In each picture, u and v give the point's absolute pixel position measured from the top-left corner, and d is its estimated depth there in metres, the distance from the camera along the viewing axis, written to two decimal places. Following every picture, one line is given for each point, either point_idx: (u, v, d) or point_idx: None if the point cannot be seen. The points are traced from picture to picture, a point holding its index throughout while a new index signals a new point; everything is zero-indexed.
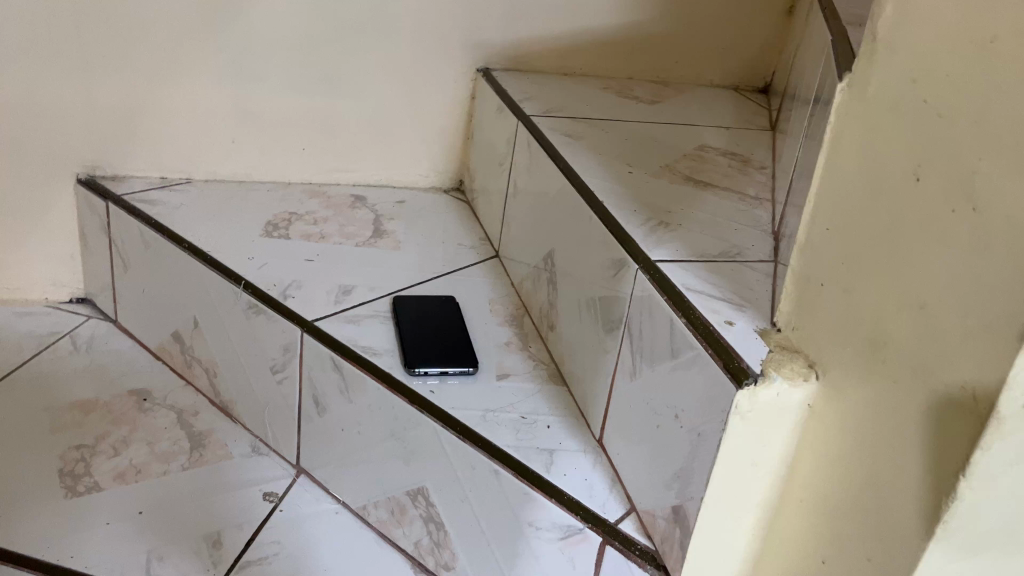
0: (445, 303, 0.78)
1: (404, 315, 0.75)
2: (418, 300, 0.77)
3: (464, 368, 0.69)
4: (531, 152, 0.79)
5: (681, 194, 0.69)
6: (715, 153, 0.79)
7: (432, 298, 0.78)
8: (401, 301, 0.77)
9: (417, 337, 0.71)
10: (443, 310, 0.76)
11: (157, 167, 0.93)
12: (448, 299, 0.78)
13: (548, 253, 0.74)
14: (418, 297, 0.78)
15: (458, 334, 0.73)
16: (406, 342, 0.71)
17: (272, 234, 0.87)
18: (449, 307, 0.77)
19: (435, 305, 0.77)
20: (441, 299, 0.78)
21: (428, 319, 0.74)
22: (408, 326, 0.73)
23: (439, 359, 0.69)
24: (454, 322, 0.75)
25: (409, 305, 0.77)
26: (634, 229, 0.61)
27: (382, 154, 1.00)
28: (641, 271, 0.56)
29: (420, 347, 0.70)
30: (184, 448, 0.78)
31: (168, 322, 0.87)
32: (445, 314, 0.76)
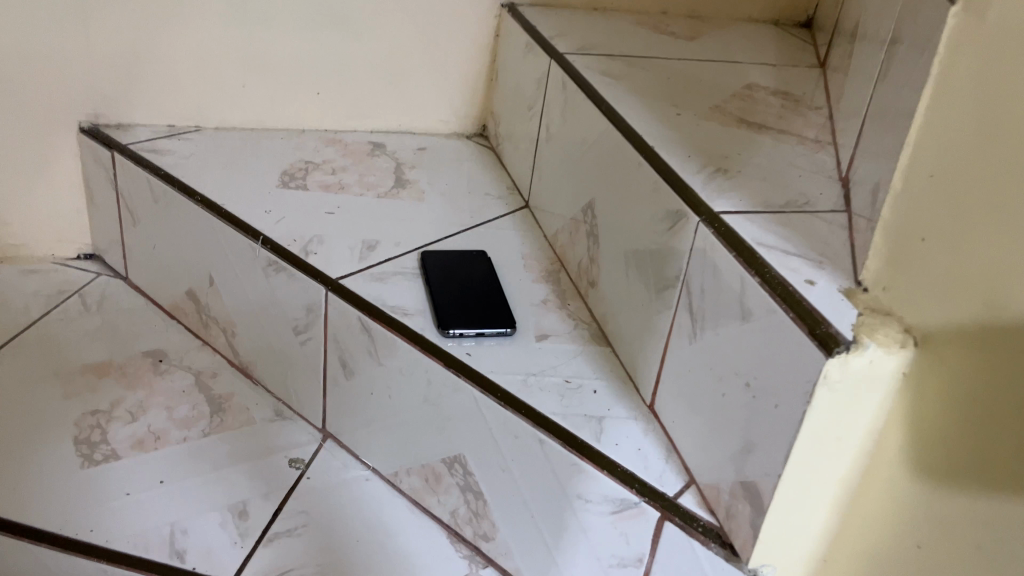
0: (476, 259, 0.73)
1: (434, 272, 0.70)
2: (447, 257, 0.72)
3: (502, 328, 0.64)
4: (566, 94, 0.73)
5: (736, 138, 0.63)
6: (765, 93, 0.73)
7: (461, 253, 0.73)
8: (429, 257, 0.72)
9: (449, 296, 0.67)
10: (474, 267, 0.71)
11: (164, 114, 0.87)
12: (479, 254, 0.73)
13: (587, 204, 0.69)
14: (447, 253, 0.73)
15: (492, 292, 0.68)
16: (437, 302, 0.66)
17: (288, 185, 0.81)
18: (481, 262, 0.72)
19: (467, 261, 0.72)
20: (471, 254, 0.73)
21: (460, 277, 0.70)
22: (438, 284, 0.68)
23: (474, 320, 0.64)
24: (487, 280, 0.70)
25: (438, 262, 0.71)
26: (690, 176, 0.56)
27: (400, 98, 0.94)
28: (704, 224, 0.51)
29: (454, 307, 0.65)
30: (204, 413, 0.75)
31: (181, 279, 0.82)
32: (478, 271, 0.71)
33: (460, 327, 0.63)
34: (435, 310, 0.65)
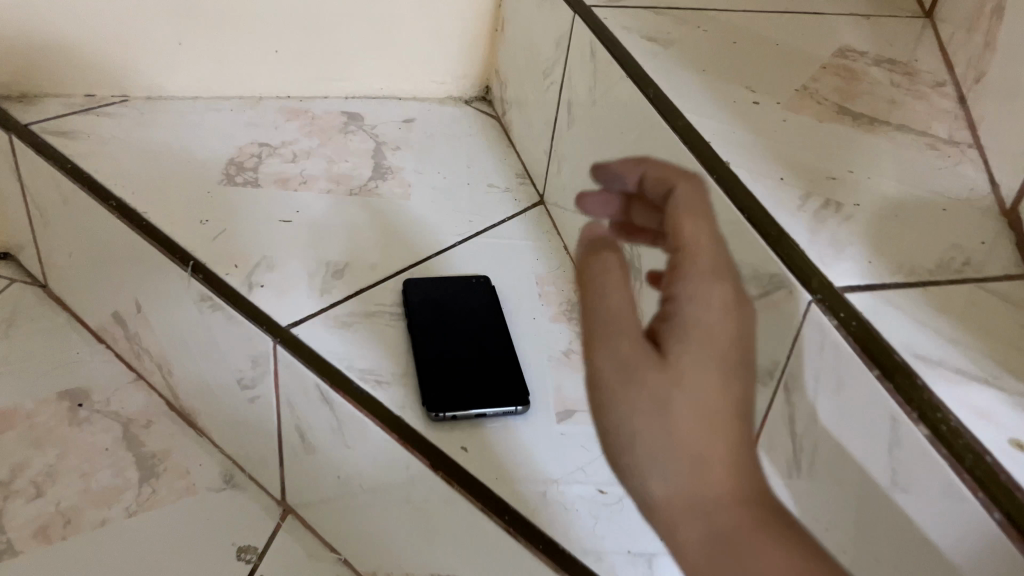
0: (475, 291, 0.55)
1: (420, 315, 0.52)
2: (438, 287, 0.55)
3: (514, 405, 0.47)
4: (596, 66, 0.54)
5: (846, 140, 0.44)
6: (868, 62, 0.54)
7: (456, 282, 0.55)
8: (414, 289, 0.54)
9: (440, 356, 0.49)
10: (474, 306, 0.54)
11: (80, 82, 0.68)
12: (481, 282, 0.56)
13: (625, 223, 0.51)
14: (438, 281, 0.55)
15: (498, 346, 0.51)
16: (424, 367, 0.48)
17: (235, 178, 0.63)
18: (482, 297, 0.55)
19: (462, 296, 0.54)
20: (470, 283, 0.55)
21: (454, 323, 0.52)
22: (425, 337, 0.51)
23: (476, 395, 0.47)
24: (490, 326, 0.52)
25: (425, 296, 0.54)
26: (790, 217, 0.37)
27: (382, 55, 0.74)
28: (821, 307, 0.33)
29: (447, 374, 0.48)
30: (132, 482, 0.59)
31: (104, 298, 0.65)
32: (477, 312, 0.53)
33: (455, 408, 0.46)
34: (422, 379, 0.48)
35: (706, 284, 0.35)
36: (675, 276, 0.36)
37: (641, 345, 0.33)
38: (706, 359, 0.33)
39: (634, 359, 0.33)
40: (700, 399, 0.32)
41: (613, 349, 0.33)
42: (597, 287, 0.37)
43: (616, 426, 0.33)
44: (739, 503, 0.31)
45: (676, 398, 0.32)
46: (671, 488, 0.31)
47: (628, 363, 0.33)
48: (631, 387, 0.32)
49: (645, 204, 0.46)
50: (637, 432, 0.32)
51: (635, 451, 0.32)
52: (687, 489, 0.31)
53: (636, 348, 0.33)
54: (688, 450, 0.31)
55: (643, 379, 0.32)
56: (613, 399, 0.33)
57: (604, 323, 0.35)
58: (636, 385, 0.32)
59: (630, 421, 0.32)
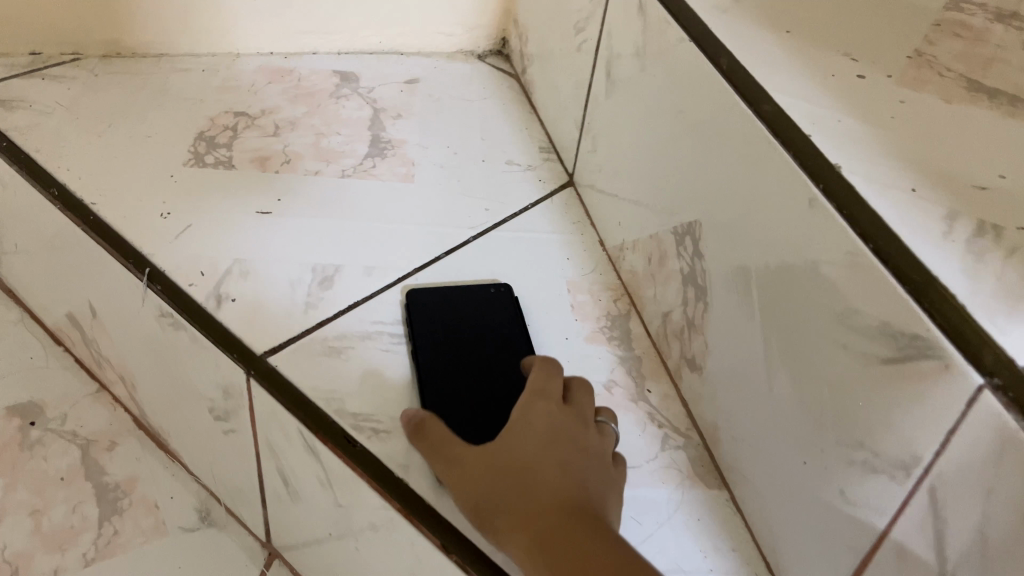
0: (495, 307, 0.45)
1: (429, 341, 0.42)
2: (450, 303, 0.45)
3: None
4: (647, 24, 0.43)
5: (990, 128, 0.33)
6: (990, 16, 0.42)
7: (470, 295, 0.45)
8: (421, 304, 0.44)
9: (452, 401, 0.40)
10: (494, 326, 0.44)
11: (22, 38, 0.57)
12: (501, 292, 0.46)
13: (685, 226, 0.40)
14: (449, 294, 0.45)
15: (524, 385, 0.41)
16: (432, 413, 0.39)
17: (204, 157, 0.53)
18: (505, 316, 0.44)
19: (480, 315, 0.44)
20: (487, 295, 0.46)
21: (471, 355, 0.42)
22: (435, 373, 0.41)
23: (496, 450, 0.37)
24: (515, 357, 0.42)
25: (435, 314, 0.44)
26: (938, 251, 0.27)
27: (379, 2, 0.63)
28: (1000, 398, 0.23)
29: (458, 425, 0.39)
30: (91, 521, 0.50)
31: (57, 297, 0.55)
32: (500, 338, 0.43)
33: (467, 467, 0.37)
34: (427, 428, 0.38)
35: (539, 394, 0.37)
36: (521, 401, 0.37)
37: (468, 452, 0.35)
38: (527, 427, 0.35)
39: (464, 466, 0.34)
40: (518, 452, 0.34)
41: (442, 459, 0.35)
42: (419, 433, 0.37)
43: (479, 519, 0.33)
44: (563, 512, 0.31)
45: (501, 465, 0.34)
46: (508, 522, 0.32)
47: (464, 462, 0.34)
48: (466, 476, 0.34)
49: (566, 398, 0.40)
50: (473, 490, 0.34)
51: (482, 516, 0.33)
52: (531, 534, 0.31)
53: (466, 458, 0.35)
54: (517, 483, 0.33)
55: (468, 465, 0.34)
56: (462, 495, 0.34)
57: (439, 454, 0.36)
58: (468, 469, 0.34)
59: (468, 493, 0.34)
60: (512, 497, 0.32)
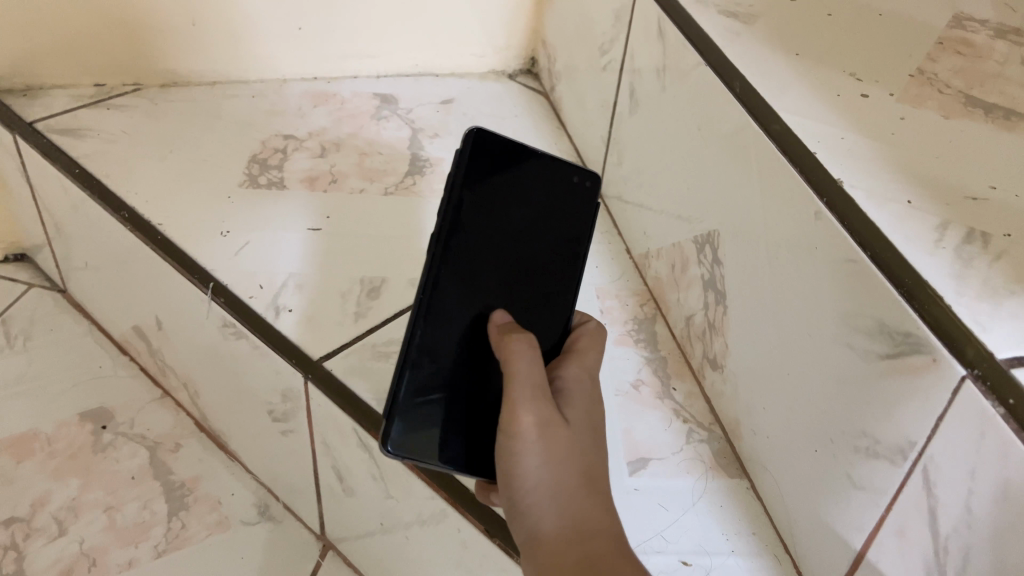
0: (565, 197, 0.44)
1: (471, 232, 0.40)
2: (495, 184, 0.41)
3: (479, 474, 0.39)
4: (667, 48, 0.46)
5: (984, 142, 0.36)
6: (991, 33, 0.45)
7: (546, 177, 0.43)
8: (487, 169, 0.41)
9: (437, 359, 0.39)
10: (544, 223, 0.43)
11: (89, 71, 0.62)
12: (581, 185, 0.44)
13: (705, 235, 0.43)
14: (517, 168, 0.42)
15: (554, 346, 0.42)
16: (414, 376, 0.38)
17: (257, 178, 0.57)
18: (570, 219, 0.44)
19: (525, 218, 0.42)
20: (570, 183, 0.44)
21: (467, 293, 0.40)
22: (451, 273, 0.40)
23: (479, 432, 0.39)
24: (520, 300, 0.42)
25: (467, 206, 0.40)
26: (929, 259, 0.30)
27: (415, 27, 0.67)
28: (980, 387, 0.26)
29: (446, 397, 0.39)
30: (160, 516, 0.54)
31: (125, 311, 0.60)
32: (534, 250, 0.43)
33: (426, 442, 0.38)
34: (408, 391, 0.38)
35: (583, 367, 0.40)
36: (553, 365, 0.41)
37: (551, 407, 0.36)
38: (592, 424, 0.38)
39: (546, 415, 0.36)
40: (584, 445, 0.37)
41: (536, 394, 0.36)
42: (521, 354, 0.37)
43: (522, 472, 0.35)
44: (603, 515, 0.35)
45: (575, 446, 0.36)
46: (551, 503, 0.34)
47: (546, 423, 0.35)
48: (545, 431, 0.35)
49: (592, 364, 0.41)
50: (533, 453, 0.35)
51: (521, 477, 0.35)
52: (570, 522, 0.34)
53: (551, 412, 0.36)
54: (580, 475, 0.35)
55: (552, 416, 0.36)
56: (527, 442, 0.35)
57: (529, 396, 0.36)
58: (548, 423, 0.36)
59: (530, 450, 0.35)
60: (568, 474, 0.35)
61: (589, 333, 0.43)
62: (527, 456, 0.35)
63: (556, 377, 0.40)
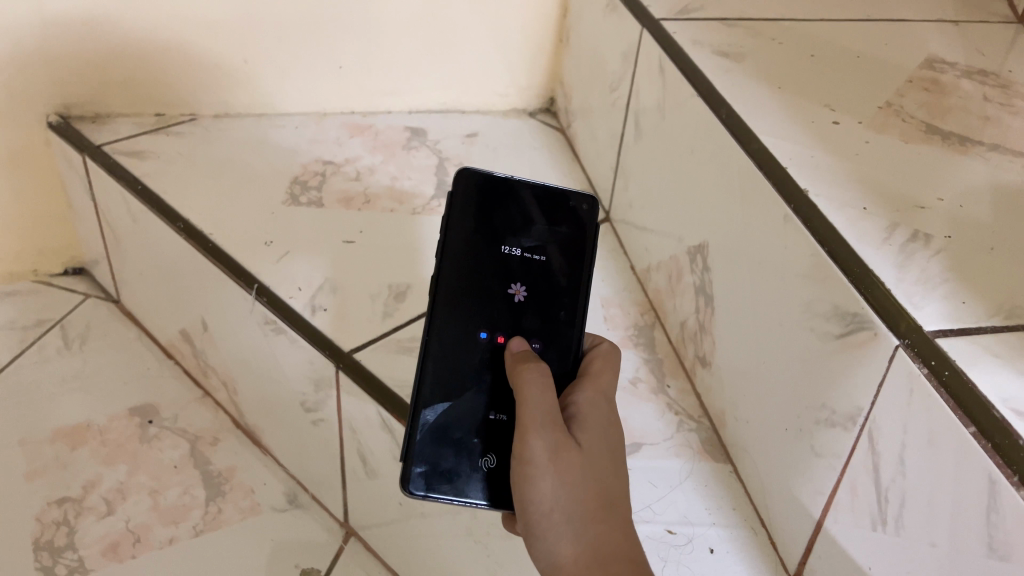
0: (564, 223, 0.45)
1: (467, 268, 0.44)
2: (489, 225, 0.45)
3: (506, 506, 0.40)
4: (666, 82, 0.52)
5: (936, 163, 0.41)
6: (958, 73, 0.51)
7: (542, 208, 0.45)
8: (475, 208, 0.45)
9: (452, 395, 0.42)
10: (544, 252, 0.45)
11: (150, 102, 0.68)
12: (578, 210, 0.45)
13: (696, 246, 0.49)
14: (509, 207, 0.45)
15: (570, 371, 0.43)
16: (429, 416, 0.42)
17: (299, 198, 0.63)
18: (574, 244, 0.45)
19: (524, 250, 0.44)
20: (564, 209, 0.46)
21: (476, 330, 0.43)
22: (455, 309, 0.43)
23: (500, 462, 0.41)
24: (531, 329, 0.43)
25: (459, 246, 0.44)
26: (875, 252, 0.35)
27: (444, 67, 0.74)
28: (909, 354, 0.31)
29: (463, 432, 0.41)
30: (199, 500, 0.59)
31: (173, 316, 0.66)
32: (536, 279, 0.44)
33: (449, 478, 0.41)
34: (425, 431, 0.41)
35: (595, 390, 0.40)
36: (566, 393, 0.41)
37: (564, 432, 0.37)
38: (607, 447, 0.38)
39: (559, 440, 0.36)
40: (602, 470, 0.37)
41: (546, 425, 0.36)
42: (532, 389, 0.38)
43: (538, 498, 0.35)
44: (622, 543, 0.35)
45: (591, 470, 0.36)
46: (565, 529, 0.35)
47: (558, 451, 0.36)
48: (557, 458, 0.36)
49: (606, 387, 0.41)
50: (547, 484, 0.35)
51: (536, 509, 0.36)
52: (588, 551, 0.34)
53: (562, 437, 0.36)
54: (597, 499, 0.35)
55: (565, 443, 0.36)
56: (540, 468, 0.35)
57: (539, 427, 0.36)
58: (560, 448, 0.36)
59: (543, 482, 0.35)
60: (583, 500, 0.35)
61: (602, 357, 0.43)
62: (540, 482, 0.35)
63: (568, 402, 0.40)
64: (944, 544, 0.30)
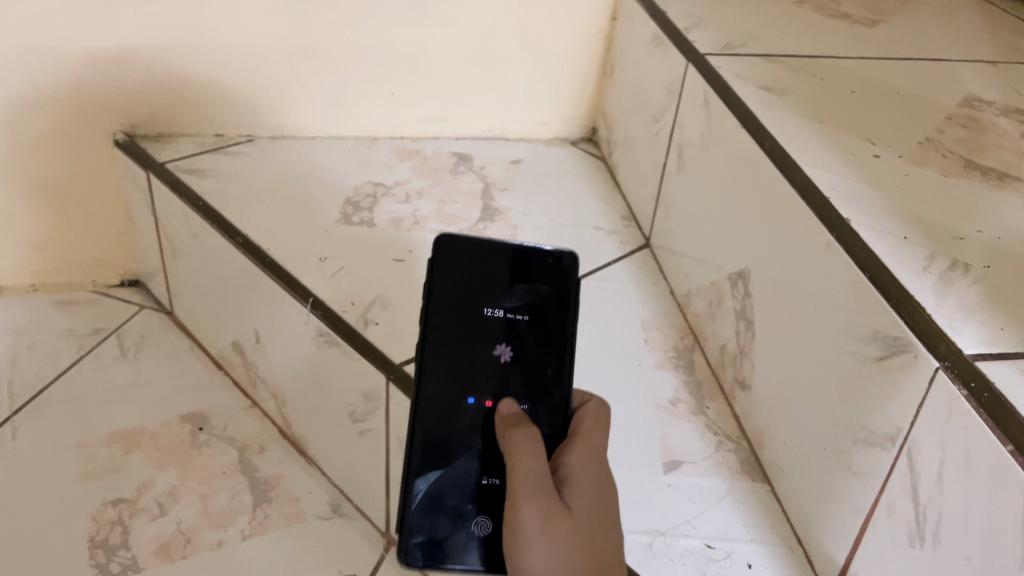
0: (546, 282, 0.45)
1: (451, 332, 0.44)
2: (471, 287, 0.44)
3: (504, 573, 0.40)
4: (710, 114, 0.54)
5: (975, 197, 0.43)
6: (995, 112, 0.52)
7: (523, 267, 0.45)
8: (455, 269, 0.44)
9: (443, 462, 0.41)
10: (528, 312, 0.45)
11: (211, 123, 0.72)
12: (558, 267, 0.45)
13: (737, 273, 0.50)
14: (489, 268, 0.45)
15: (559, 430, 0.42)
16: (423, 485, 0.41)
17: (351, 218, 0.66)
18: (557, 301, 0.45)
19: (506, 312, 0.44)
20: (545, 268, 0.45)
21: (462, 395, 0.43)
22: (442, 377, 0.43)
23: (494, 527, 0.41)
24: (519, 390, 0.43)
25: (441, 313, 0.44)
26: (916, 278, 0.36)
27: (491, 96, 0.77)
28: (949, 375, 0.32)
29: (458, 499, 0.41)
30: (246, 505, 0.61)
31: (226, 329, 0.68)
32: (521, 340, 0.44)
33: (446, 547, 0.40)
34: (419, 501, 0.41)
35: (587, 450, 0.40)
36: (557, 452, 0.41)
37: (555, 499, 0.37)
38: (597, 511, 0.38)
39: (549, 507, 0.36)
40: (591, 536, 0.37)
41: (537, 491, 0.37)
42: (525, 453, 0.38)
43: (528, 567, 0.35)
44: None
45: (580, 537, 0.36)
46: None
47: (549, 518, 0.36)
48: (548, 524, 0.36)
49: (596, 446, 0.41)
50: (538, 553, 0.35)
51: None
52: None
53: (553, 504, 0.37)
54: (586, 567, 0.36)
55: (555, 510, 0.36)
56: (530, 537, 0.36)
57: (531, 493, 0.36)
58: (552, 514, 0.36)
59: (533, 551, 0.35)
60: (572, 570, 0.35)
61: (593, 414, 0.43)
62: (531, 550, 0.36)
63: (560, 463, 0.40)
64: (977, 557, 0.31)
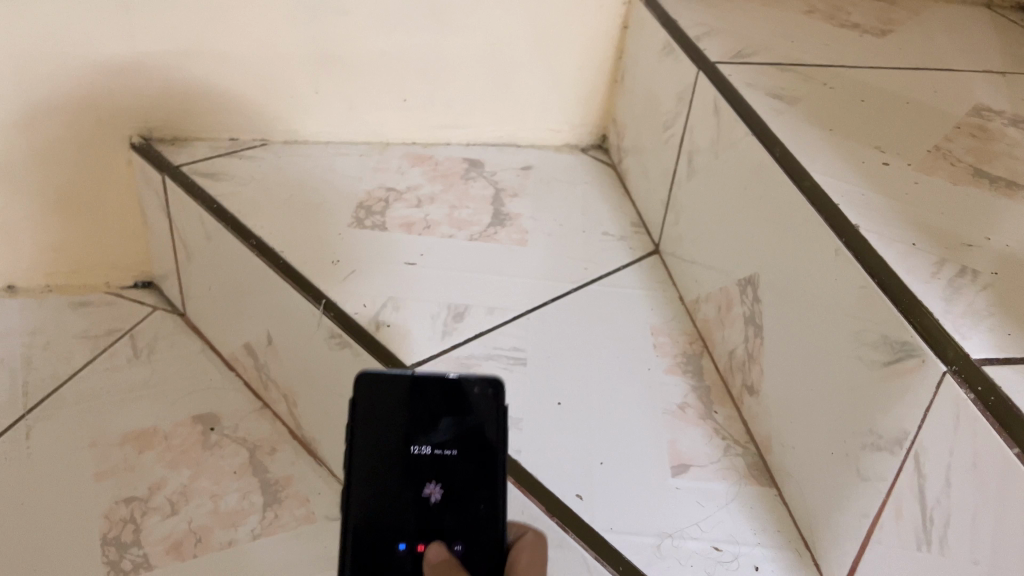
0: (471, 412, 0.44)
1: (379, 473, 0.43)
2: (396, 424, 0.44)
3: None
4: (720, 122, 0.55)
5: (983, 204, 0.43)
6: (1004, 121, 0.53)
7: (449, 398, 0.44)
8: (377, 409, 0.43)
9: None
10: (457, 445, 0.43)
11: (225, 127, 0.72)
12: (483, 397, 0.44)
13: (746, 278, 0.51)
14: (412, 401, 0.44)
15: (491, 569, 0.42)
16: None
17: (364, 222, 0.67)
18: (483, 428, 0.43)
19: (433, 448, 0.43)
20: (471, 397, 0.44)
21: (393, 541, 0.42)
22: (372, 522, 0.43)
23: None
24: (452, 529, 0.43)
25: (367, 454, 0.43)
26: (924, 284, 0.37)
27: (502, 102, 0.78)
28: (957, 379, 0.33)
29: None
30: (256, 505, 0.62)
31: (239, 331, 0.69)
32: (453, 472, 0.43)
33: None
34: None
35: None
36: None
37: None
38: None
39: None
40: None
41: None
42: None
43: None
44: None
45: None
46: None
47: None
48: None
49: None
50: None
51: None
52: None
53: None
54: None
55: None
56: None
57: None
58: None
59: None
60: None
61: (529, 548, 0.43)
62: None
63: None
64: (987, 560, 0.32)
